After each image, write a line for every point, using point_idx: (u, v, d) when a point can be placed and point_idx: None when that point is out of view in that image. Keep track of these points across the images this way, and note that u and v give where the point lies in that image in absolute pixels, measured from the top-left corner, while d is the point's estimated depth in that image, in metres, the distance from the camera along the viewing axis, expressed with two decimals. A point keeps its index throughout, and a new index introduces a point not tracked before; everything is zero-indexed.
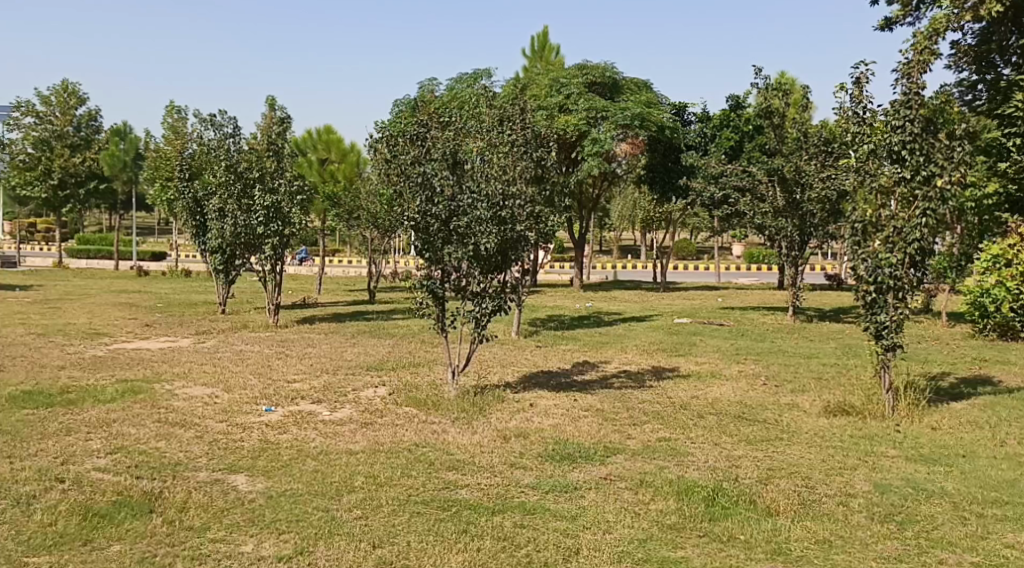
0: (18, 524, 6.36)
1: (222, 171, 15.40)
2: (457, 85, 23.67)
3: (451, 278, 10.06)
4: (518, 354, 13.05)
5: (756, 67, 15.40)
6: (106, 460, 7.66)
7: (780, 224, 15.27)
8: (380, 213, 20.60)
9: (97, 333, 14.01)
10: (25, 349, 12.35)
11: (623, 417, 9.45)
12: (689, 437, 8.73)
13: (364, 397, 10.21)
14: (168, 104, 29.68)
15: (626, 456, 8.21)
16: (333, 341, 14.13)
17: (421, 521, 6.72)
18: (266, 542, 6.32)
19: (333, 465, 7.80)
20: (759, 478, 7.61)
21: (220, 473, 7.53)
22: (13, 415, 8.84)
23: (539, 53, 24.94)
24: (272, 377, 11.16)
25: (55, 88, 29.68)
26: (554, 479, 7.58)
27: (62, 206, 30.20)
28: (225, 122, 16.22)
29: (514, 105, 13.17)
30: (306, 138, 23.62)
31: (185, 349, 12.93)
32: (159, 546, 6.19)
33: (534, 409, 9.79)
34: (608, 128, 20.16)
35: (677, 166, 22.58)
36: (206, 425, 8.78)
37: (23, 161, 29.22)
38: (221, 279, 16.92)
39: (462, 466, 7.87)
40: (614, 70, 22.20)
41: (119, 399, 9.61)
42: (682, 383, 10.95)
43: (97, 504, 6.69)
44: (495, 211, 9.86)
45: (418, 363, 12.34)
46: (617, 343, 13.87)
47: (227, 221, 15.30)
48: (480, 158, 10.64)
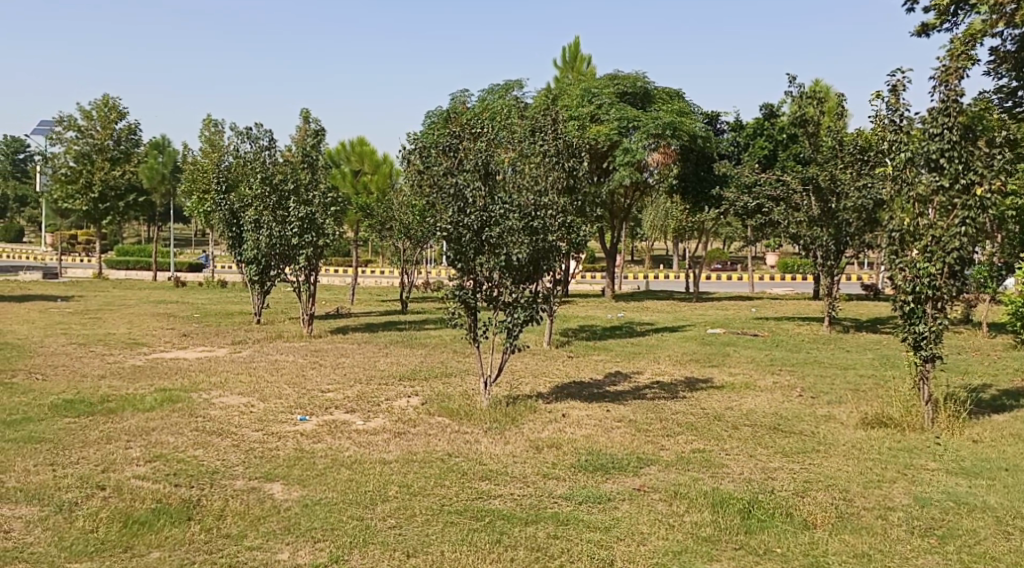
0: (61, 530, 6.46)
1: (257, 183, 15.53)
2: (488, 96, 23.76)
3: (483, 288, 10.07)
4: (550, 365, 13.04)
5: (790, 75, 15.30)
6: (146, 468, 7.76)
7: (815, 233, 15.12)
8: (413, 223, 20.83)
9: (136, 343, 14.20)
10: (67, 358, 12.54)
11: (657, 427, 9.42)
12: (723, 448, 8.67)
13: (397, 407, 10.26)
14: (205, 117, 29.97)
15: (660, 468, 8.17)
16: (366, 351, 14.21)
17: (456, 531, 6.73)
18: (302, 550, 6.36)
19: (367, 474, 7.84)
20: (795, 490, 7.55)
21: (256, 481, 7.60)
22: (55, 423, 8.98)
23: (570, 63, 24.94)
24: (307, 386, 11.24)
25: (96, 102, 30.07)
26: (587, 489, 7.57)
27: (103, 218, 30.60)
28: (261, 134, 16.39)
29: (545, 115, 13.16)
30: (339, 150, 23.84)
31: (221, 359, 13.07)
32: (198, 554, 6.25)
33: (566, 419, 9.78)
34: (639, 138, 20.13)
35: (710, 175, 22.44)
36: (242, 434, 8.87)
37: (64, 174, 29.69)
38: (256, 290, 17.09)
39: (496, 476, 7.87)
40: (645, 80, 22.17)
41: (157, 408, 9.73)
42: (716, 394, 10.88)
43: (137, 511, 6.78)
44: (526, 221, 9.90)
45: (450, 373, 12.37)
46: (650, 354, 13.80)
47: (263, 232, 15.47)
48: (511, 169, 10.66)
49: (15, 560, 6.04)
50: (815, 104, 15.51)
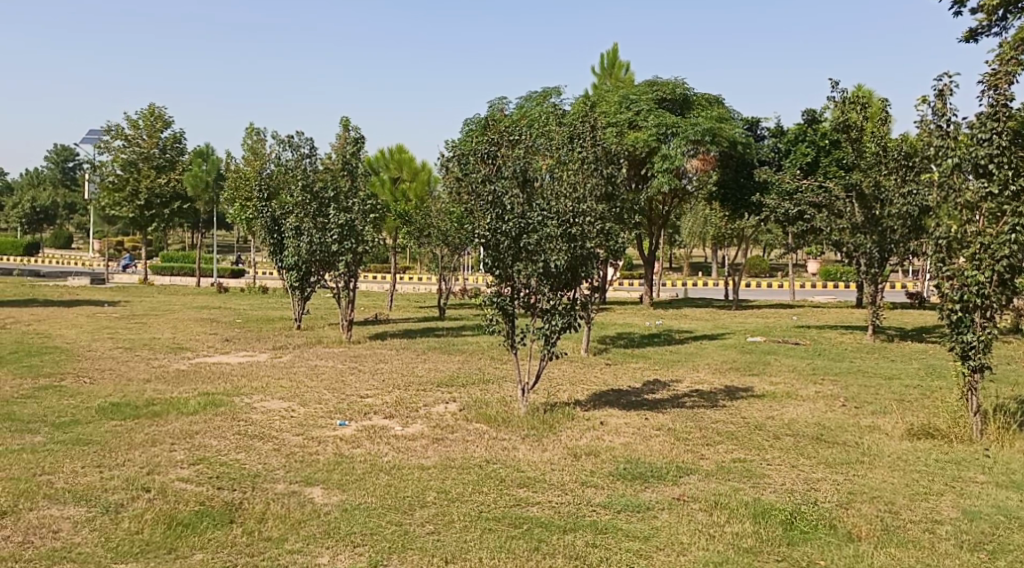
0: (108, 531, 6.55)
1: (299, 191, 15.69)
2: (527, 103, 23.78)
3: (521, 295, 10.11)
4: (588, 372, 12.99)
5: (833, 79, 15.12)
6: (189, 471, 7.85)
7: (858, 240, 14.93)
8: (451, 230, 20.93)
9: (180, 348, 14.39)
10: (113, 362, 12.74)
11: (696, 436, 9.34)
12: (765, 458, 8.58)
13: (435, 413, 10.29)
14: (248, 126, 30.35)
15: (699, 477, 8.10)
16: (405, 357, 14.27)
17: (494, 538, 6.72)
18: (342, 555, 6.38)
19: (405, 480, 7.87)
20: (839, 502, 7.44)
21: (297, 485, 7.65)
22: (102, 426, 9.13)
23: (609, 70, 24.86)
24: (346, 391, 11.31)
25: (142, 111, 30.62)
26: (626, 498, 7.53)
27: (148, 224, 31.14)
28: (302, 143, 16.52)
29: (584, 122, 13.11)
30: (379, 158, 23.90)
31: (263, 364, 13.20)
32: (240, 556, 6.31)
33: (605, 427, 9.74)
34: (678, 144, 20.06)
35: (750, 181, 22.23)
36: (283, 438, 8.94)
37: (112, 181, 30.26)
38: (297, 296, 17.22)
39: (534, 484, 7.86)
40: (685, 86, 22.01)
41: (201, 412, 9.84)
42: (756, 403, 10.78)
43: (181, 514, 6.86)
44: (565, 228, 9.90)
45: (488, 380, 12.37)
46: (689, 362, 13.69)
47: (303, 239, 15.65)
48: (549, 177, 10.63)
49: (63, 560, 6.13)
50: (858, 109, 15.28)
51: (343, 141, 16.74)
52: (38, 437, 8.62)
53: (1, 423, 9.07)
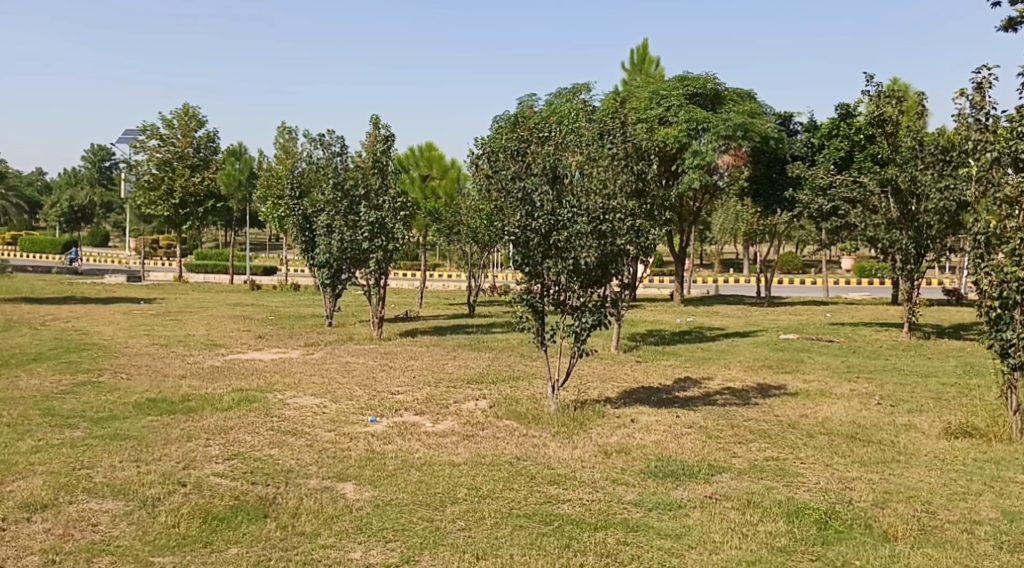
0: (145, 524, 6.63)
1: (329, 189, 15.81)
2: (556, 99, 23.76)
3: (550, 292, 10.09)
4: (619, 370, 12.95)
5: (867, 73, 14.97)
6: (224, 466, 7.93)
7: (893, 236, 14.81)
8: (480, 228, 20.95)
9: (214, 345, 14.54)
10: (149, 359, 12.90)
11: (728, 434, 9.28)
12: (799, 457, 8.50)
13: (465, 410, 10.30)
14: (280, 125, 30.53)
15: (732, 475, 8.05)
16: (435, 354, 14.30)
17: (525, 535, 6.72)
18: (374, 550, 6.42)
19: (436, 476, 7.89)
20: (874, 502, 7.36)
21: (329, 481, 7.70)
22: (139, 421, 9.24)
23: (639, 66, 24.73)
24: (377, 388, 11.37)
25: (177, 111, 30.94)
26: (657, 496, 7.50)
27: (183, 223, 31.43)
28: (333, 141, 16.60)
29: (615, 118, 13.06)
30: (408, 156, 24.08)
31: (295, 361, 13.29)
32: (274, 550, 6.35)
33: (635, 425, 9.70)
34: (709, 139, 19.98)
35: (783, 177, 22.04)
36: (316, 435, 9.00)
37: (148, 181, 30.60)
38: (328, 293, 17.31)
39: (564, 481, 7.85)
40: (716, 81, 21.86)
41: (235, 408, 9.93)
42: (789, 401, 10.69)
43: (216, 508, 6.93)
44: (596, 225, 9.81)
45: (518, 377, 12.36)
46: (720, 359, 13.60)
47: (334, 237, 15.80)
48: (579, 173, 10.57)
49: (102, 553, 6.21)
50: (894, 103, 15.10)
51: (373, 138, 16.71)
52: (77, 432, 8.75)
53: (42, 418, 9.21)
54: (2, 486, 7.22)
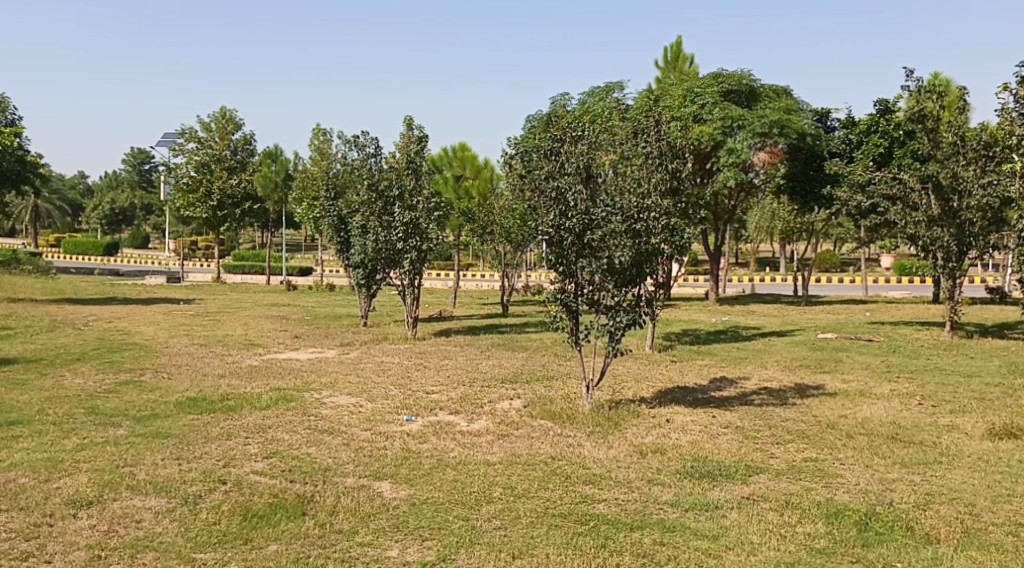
0: (187, 521, 6.71)
1: (364, 190, 15.87)
2: (589, 98, 23.69)
3: (584, 292, 10.05)
4: (653, 369, 12.89)
5: (907, 69, 14.77)
6: (264, 464, 8.00)
7: (935, 233, 14.59)
8: (513, 228, 20.96)
9: (252, 345, 14.67)
10: (190, 358, 13.05)
11: (766, 435, 9.20)
12: (838, 458, 8.41)
13: (500, 409, 10.30)
14: (315, 127, 30.75)
15: (769, 476, 7.98)
16: (469, 353, 14.33)
17: (561, 534, 6.71)
18: (412, 548, 6.44)
19: (472, 475, 7.90)
20: (916, 503, 7.26)
21: (366, 479, 7.74)
22: (180, 420, 9.35)
23: (672, 63, 24.59)
24: (412, 388, 11.40)
25: (214, 114, 31.34)
26: (694, 497, 7.45)
27: (221, 224, 31.73)
28: (367, 143, 16.68)
29: (648, 117, 13.00)
30: (442, 156, 24.11)
31: (331, 360, 13.39)
32: (313, 548, 6.40)
33: (671, 425, 9.65)
34: (745, 137, 19.81)
35: (820, 174, 21.77)
36: (352, 433, 9.05)
37: (186, 183, 30.96)
38: (363, 293, 17.39)
39: (600, 481, 7.83)
40: (751, 78, 21.71)
41: (273, 406, 10.02)
42: (828, 401, 10.58)
43: (255, 505, 6.99)
44: (630, 224, 9.80)
45: (552, 377, 12.35)
46: (757, 359, 13.49)
47: (369, 237, 15.88)
48: (612, 171, 10.53)
49: (146, 549, 6.29)
50: (934, 98, 14.92)
51: (407, 139, 16.75)
52: (121, 430, 8.87)
53: (86, 416, 9.36)
54: (49, 483, 7.34)
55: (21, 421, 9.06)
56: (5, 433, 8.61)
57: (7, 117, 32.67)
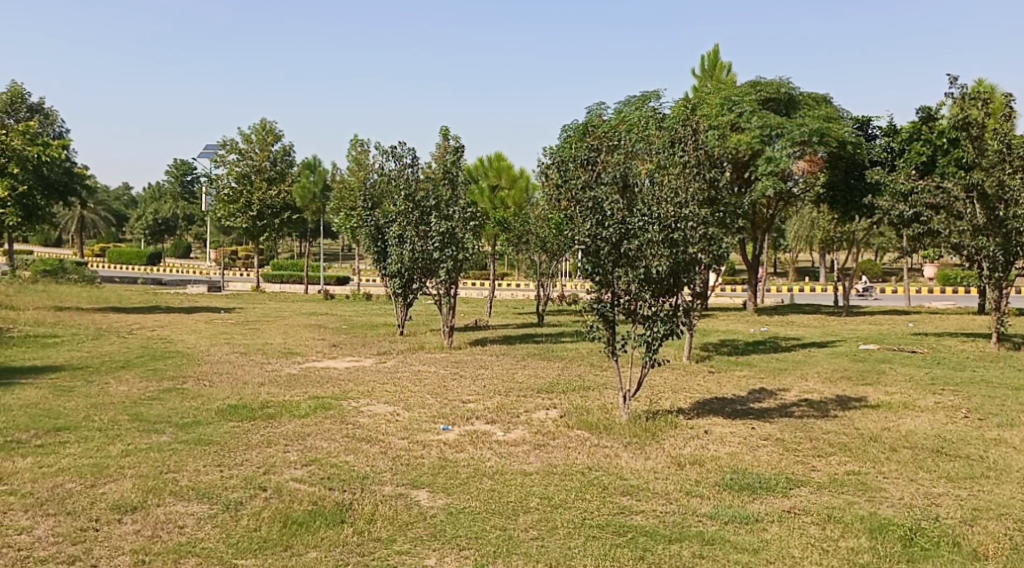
0: (228, 527, 6.76)
1: (401, 200, 15.94)
2: (625, 108, 23.62)
3: (621, 301, 9.99)
4: (691, 380, 12.79)
5: (952, 75, 14.56)
6: (303, 471, 8.04)
7: (980, 243, 14.28)
8: (549, 237, 20.94)
9: (291, 353, 14.77)
10: (230, 366, 13.19)
11: (806, 447, 9.07)
12: (881, 471, 8.28)
13: (536, 419, 10.26)
14: (353, 137, 30.96)
15: (810, 489, 7.87)
16: (505, 363, 14.32)
17: (598, 546, 6.66)
18: (449, 557, 6.43)
19: (509, 485, 7.88)
20: (962, 518, 7.13)
21: (403, 488, 7.75)
22: (221, 427, 9.44)
23: (710, 72, 24.47)
24: (449, 397, 11.40)
25: (255, 126, 31.73)
26: (733, 509, 7.37)
27: (260, 234, 32.04)
28: (404, 153, 16.77)
29: (686, 125, 12.95)
30: (477, 166, 24.09)
31: (368, 369, 13.44)
32: (352, 555, 6.41)
33: (709, 436, 9.55)
34: (784, 145, 19.64)
35: (862, 183, 21.40)
36: (390, 442, 9.07)
37: (227, 194, 31.35)
38: (400, 302, 17.42)
39: (637, 492, 7.77)
40: (790, 86, 21.58)
41: (312, 414, 10.08)
42: (871, 414, 10.41)
43: (295, 512, 7.03)
44: (667, 233, 9.75)
45: (589, 387, 12.29)
46: (797, 370, 13.34)
47: (406, 247, 15.93)
48: (649, 179, 10.47)
49: (189, 554, 6.34)
50: (979, 105, 14.69)
51: (444, 149, 16.88)
52: (164, 437, 8.97)
53: (130, 422, 9.48)
54: (95, 488, 7.43)
55: (67, 427, 9.19)
56: (52, 438, 8.75)
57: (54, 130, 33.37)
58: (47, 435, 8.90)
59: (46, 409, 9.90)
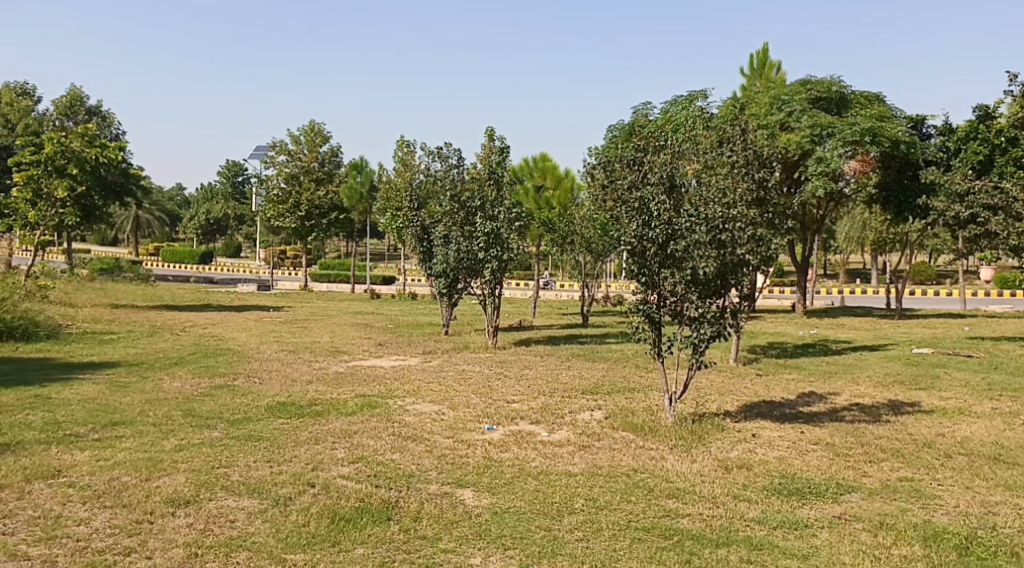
0: (278, 522, 6.80)
1: (447, 200, 15.98)
2: (672, 107, 23.44)
3: (667, 303, 9.90)
4: (738, 383, 12.62)
5: (1012, 72, 14.17)
6: (350, 468, 8.08)
7: None
8: (594, 237, 20.82)
9: (338, 351, 14.89)
10: (279, 363, 13.33)
11: (858, 452, 8.91)
12: (936, 478, 8.09)
13: (581, 420, 10.20)
14: (399, 139, 31.10)
15: (862, 495, 7.71)
16: (550, 364, 14.28)
17: (644, 548, 6.58)
18: (494, 556, 6.39)
19: (553, 485, 7.84)
20: (1021, 528, 6.93)
21: (449, 486, 7.74)
22: (270, 423, 9.52)
23: (759, 70, 24.15)
24: (494, 397, 11.39)
25: (304, 127, 32.01)
26: (782, 514, 7.25)
27: (308, 234, 32.34)
28: (450, 154, 16.78)
29: (734, 125, 12.83)
30: (523, 166, 24.08)
31: (413, 368, 13.48)
32: (398, 553, 6.41)
33: (757, 440, 9.42)
34: (834, 146, 19.28)
35: (915, 183, 20.99)
36: (435, 441, 9.08)
37: (277, 195, 31.71)
38: (445, 302, 17.44)
39: (683, 495, 7.68)
40: (842, 84, 21.28)
41: (358, 412, 10.13)
42: (926, 419, 10.20)
43: (342, 509, 7.05)
44: (715, 234, 9.62)
45: (634, 389, 12.18)
46: (848, 374, 13.09)
47: (451, 247, 15.95)
48: (696, 180, 10.36)
49: (239, 548, 6.38)
50: None
51: (490, 149, 16.91)
52: (216, 432, 9.07)
53: (184, 418, 9.60)
54: (149, 482, 7.53)
55: (123, 422, 9.33)
56: (109, 432, 8.89)
57: (112, 132, 34.12)
58: (104, 429, 9.04)
59: (103, 404, 10.07)
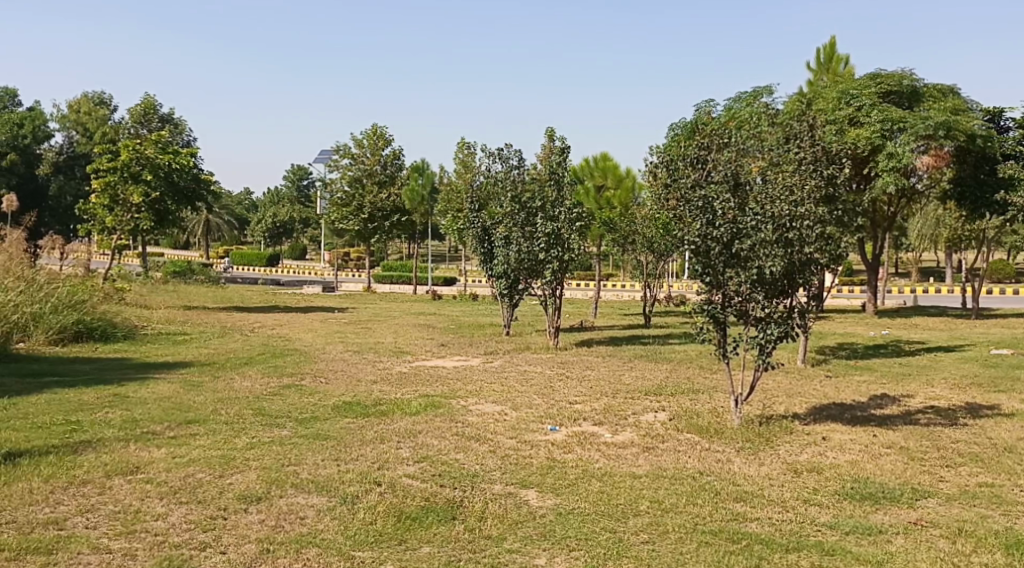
0: (345, 520, 6.82)
1: (508, 201, 15.91)
2: (735, 104, 23.10)
3: (733, 303, 9.71)
4: (807, 384, 12.33)
5: None
6: (415, 468, 8.06)
7: None
8: (656, 237, 20.62)
9: (402, 352, 14.95)
10: (344, 364, 13.44)
11: (934, 457, 8.61)
12: (1018, 484, 7.78)
13: (645, 422, 10.05)
14: (460, 141, 31.22)
15: (939, 501, 7.44)
16: (613, 365, 14.12)
17: (711, 552, 6.45)
18: (559, 557, 6.32)
19: (618, 487, 7.73)
20: None
21: (513, 487, 7.68)
22: (337, 422, 9.58)
23: (826, 65, 23.68)
24: (556, 398, 11.29)
25: (367, 131, 32.36)
26: (854, 519, 7.03)
27: (371, 237, 32.65)
28: (511, 155, 16.77)
29: (801, 122, 12.57)
30: (583, 166, 23.95)
31: (475, 368, 13.45)
32: (463, 552, 6.37)
33: (827, 443, 9.18)
34: (905, 140, 18.67)
35: (992, 179, 20.29)
36: (498, 441, 9.04)
37: (340, 198, 32.17)
38: (506, 303, 17.42)
39: (750, 499, 7.49)
40: (914, 77, 20.70)
41: (422, 412, 10.13)
42: (1005, 423, 9.83)
43: (408, 508, 7.03)
44: (781, 232, 9.37)
45: (698, 390, 11.99)
46: (923, 376, 12.70)
47: (513, 248, 15.91)
48: (761, 177, 10.14)
49: (309, 545, 6.41)
50: None
51: (551, 149, 16.86)
52: (285, 431, 9.15)
53: (254, 417, 9.72)
54: (223, 478, 7.62)
55: (197, 420, 9.48)
56: (184, 430, 9.03)
57: (183, 138, 34.85)
58: (179, 427, 9.19)
59: (177, 403, 10.22)
